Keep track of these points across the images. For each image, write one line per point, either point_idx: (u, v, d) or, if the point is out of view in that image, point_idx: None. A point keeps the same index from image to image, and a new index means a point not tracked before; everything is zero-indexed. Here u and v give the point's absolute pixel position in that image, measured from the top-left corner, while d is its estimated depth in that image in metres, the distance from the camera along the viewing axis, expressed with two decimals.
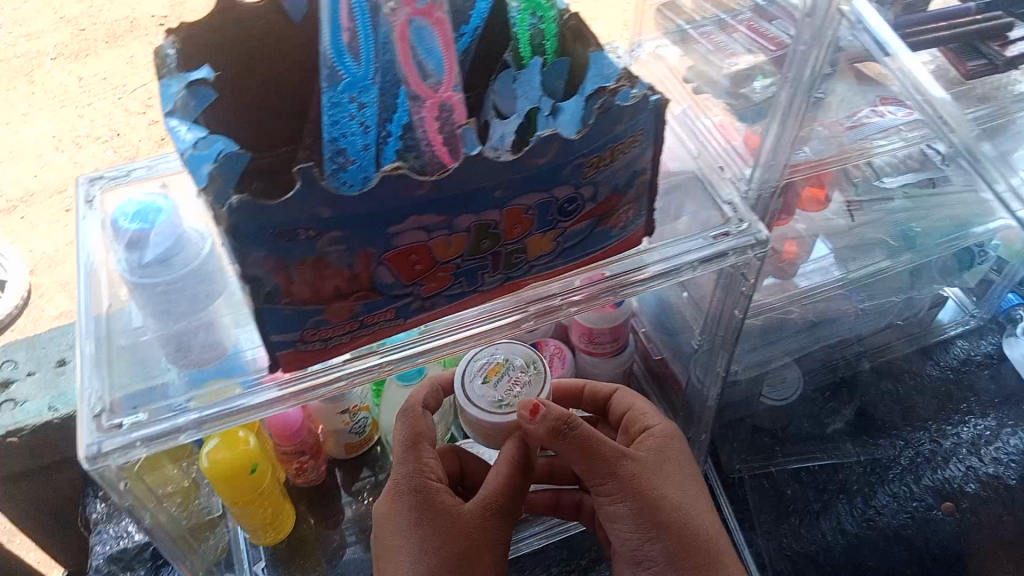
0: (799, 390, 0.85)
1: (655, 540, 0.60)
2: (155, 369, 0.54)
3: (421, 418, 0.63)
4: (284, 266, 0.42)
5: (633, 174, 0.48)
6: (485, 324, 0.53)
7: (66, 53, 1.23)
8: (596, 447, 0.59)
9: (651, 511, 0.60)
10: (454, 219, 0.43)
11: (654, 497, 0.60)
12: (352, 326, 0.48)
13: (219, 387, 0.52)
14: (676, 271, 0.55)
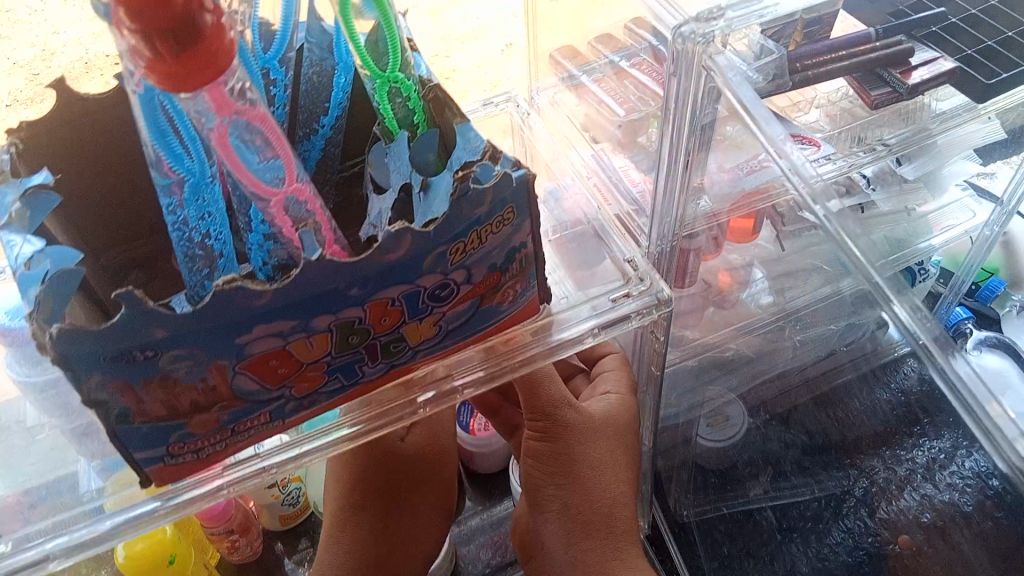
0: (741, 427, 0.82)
1: (558, 493, 0.63)
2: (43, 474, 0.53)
3: None
4: (129, 387, 0.40)
5: (511, 250, 0.45)
6: (382, 412, 0.49)
7: None
8: (542, 389, 0.60)
9: (566, 464, 0.62)
10: (308, 322, 0.40)
11: (573, 453, 0.62)
12: (223, 435, 0.45)
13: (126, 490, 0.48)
14: (578, 339, 0.52)
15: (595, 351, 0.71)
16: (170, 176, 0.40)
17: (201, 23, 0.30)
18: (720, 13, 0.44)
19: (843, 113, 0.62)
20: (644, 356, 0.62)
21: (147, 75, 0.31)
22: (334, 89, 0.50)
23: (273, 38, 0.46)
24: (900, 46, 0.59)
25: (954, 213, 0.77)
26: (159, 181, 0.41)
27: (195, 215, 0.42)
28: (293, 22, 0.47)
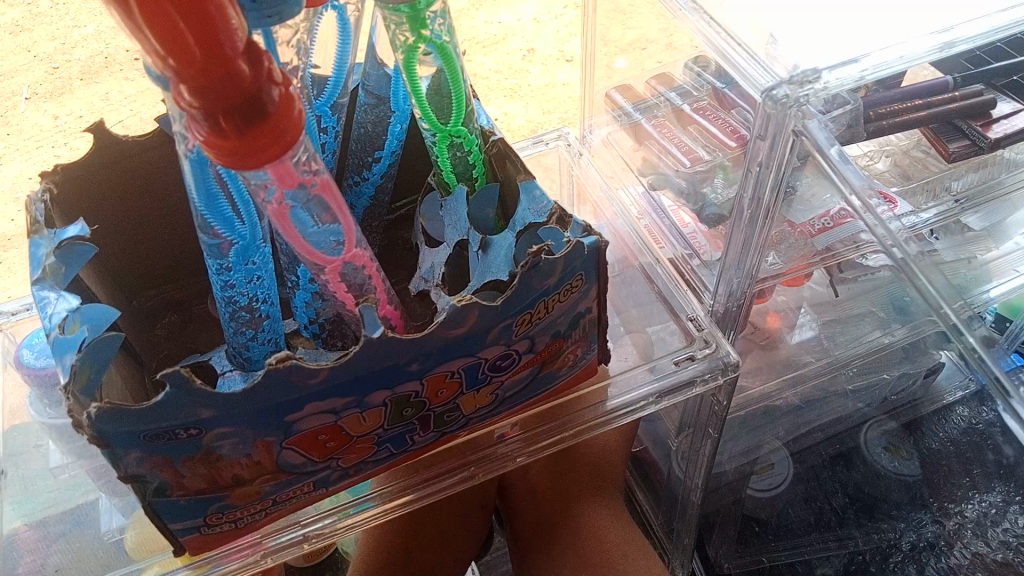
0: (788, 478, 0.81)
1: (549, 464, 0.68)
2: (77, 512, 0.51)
3: None
4: (169, 462, 0.37)
5: (576, 316, 0.42)
6: (428, 483, 0.47)
7: (42, 92, 1.03)
8: None
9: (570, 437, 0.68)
10: (364, 397, 0.37)
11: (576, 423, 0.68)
12: (263, 505, 0.42)
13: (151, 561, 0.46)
14: (637, 405, 0.49)
15: None
16: (220, 237, 0.38)
17: (268, 98, 0.28)
18: (816, 76, 0.41)
19: (916, 163, 0.60)
20: (701, 418, 0.59)
21: (202, 147, 0.29)
22: (388, 136, 0.47)
23: (326, 86, 0.43)
24: (981, 97, 0.57)
25: (1016, 262, 0.74)
26: (207, 242, 0.39)
27: (242, 279, 0.40)
28: (347, 67, 0.44)
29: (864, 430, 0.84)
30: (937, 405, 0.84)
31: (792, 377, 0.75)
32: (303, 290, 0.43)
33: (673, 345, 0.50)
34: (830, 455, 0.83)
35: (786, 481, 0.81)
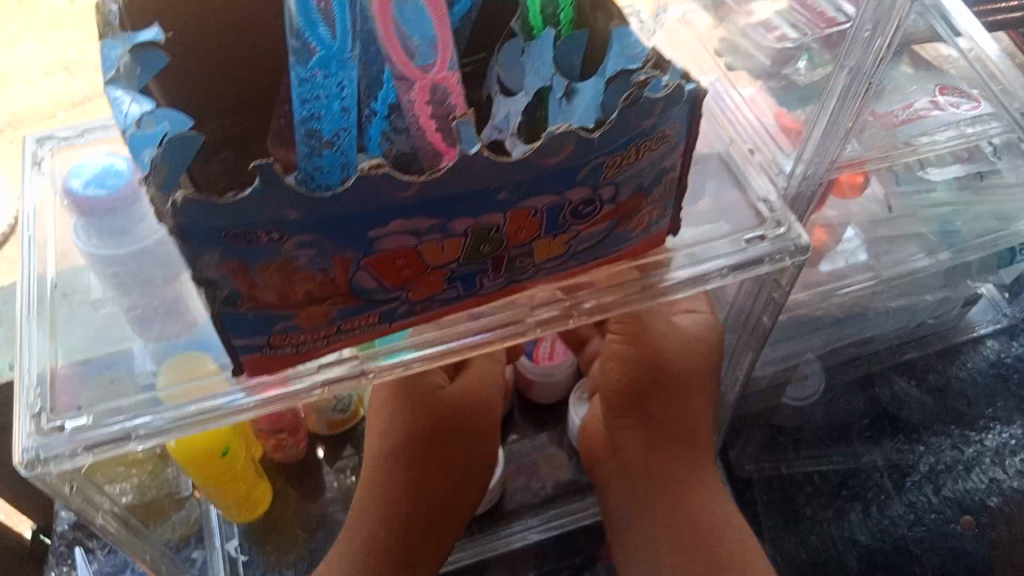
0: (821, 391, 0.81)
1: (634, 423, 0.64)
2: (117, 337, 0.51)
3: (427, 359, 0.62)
4: (244, 269, 0.36)
5: (660, 172, 0.41)
6: (478, 333, 0.46)
7: None
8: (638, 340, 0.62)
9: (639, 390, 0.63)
10: (448, 222, 0.36)
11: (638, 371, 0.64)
12: (327, 331, 0.41)
13: (197, 384, 0.45)
14: (707, 277, 0.48)
15: None
16: (306, 42, 0.38)
17: None
18: None
19: None
20: (755, 306, 0.57)
21: None
22: None
23: None
24: None
25: None
26: (294, 49, 0.38)
27: (320, 92, 0.38)
28: None
29: (892, 355, 0.84)
30: (966, 337, 0.85)
31: (836, 292, 0.74)
32: (377, 120, 0.40)
33: (744, 224, 0.50)
34: (855, 375, 0.83)
35: (808, 394, 0.82)
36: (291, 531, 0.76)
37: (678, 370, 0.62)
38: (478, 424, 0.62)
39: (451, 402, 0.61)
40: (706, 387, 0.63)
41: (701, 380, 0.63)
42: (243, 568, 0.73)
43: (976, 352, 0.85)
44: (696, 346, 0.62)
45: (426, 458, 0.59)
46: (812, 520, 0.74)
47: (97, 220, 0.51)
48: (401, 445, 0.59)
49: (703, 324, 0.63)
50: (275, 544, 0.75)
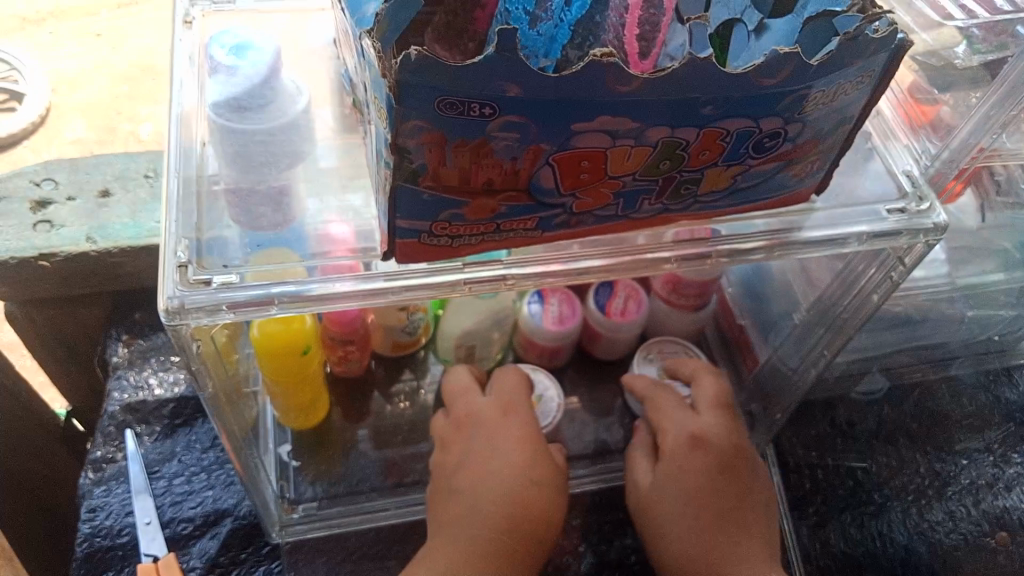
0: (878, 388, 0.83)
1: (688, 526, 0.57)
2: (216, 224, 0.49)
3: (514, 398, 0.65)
4: (442, 143, 0.36)
5: (841, 120, 0.41)
6: (596, 258, 0.47)
7: None
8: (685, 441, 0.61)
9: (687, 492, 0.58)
10: (647, 128, 0.36)
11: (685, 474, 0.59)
12: (487, 228, 0.41)
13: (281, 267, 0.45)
14: (843, 240, 0.49)
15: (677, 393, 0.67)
16: None
17: None
18: None
19: None
20: (865, 280, 0.57)
21: None
22: None
23: None
24: None
25: None
26: None
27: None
28: None
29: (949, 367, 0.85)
30: (1020, 361, 0.86)
31: (917, 293, 0.74)
32: (561, 26, 0.40)
33: (884, 196, 0.50)
34: (910, 381, 0.84)
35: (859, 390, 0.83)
36: (330, 451, 0.75)
37: (657, 513, 0.60)
38: (550, 489, 0.60)
39: (529, 465, 0.60)
40: (697, 502, 0.58)
41: (687, 505, 0.58)
42: (293, 474, 0.73)
43: None
44: (666, 475, 0.60)
45: (503, 512, 0.57)
46: (851, 511, 0.75)
47: (237, 92, 0.48)
48: (470, 504, 0.58)
49: (674, 446, 0.61)
50: (322, 458, 0.74)
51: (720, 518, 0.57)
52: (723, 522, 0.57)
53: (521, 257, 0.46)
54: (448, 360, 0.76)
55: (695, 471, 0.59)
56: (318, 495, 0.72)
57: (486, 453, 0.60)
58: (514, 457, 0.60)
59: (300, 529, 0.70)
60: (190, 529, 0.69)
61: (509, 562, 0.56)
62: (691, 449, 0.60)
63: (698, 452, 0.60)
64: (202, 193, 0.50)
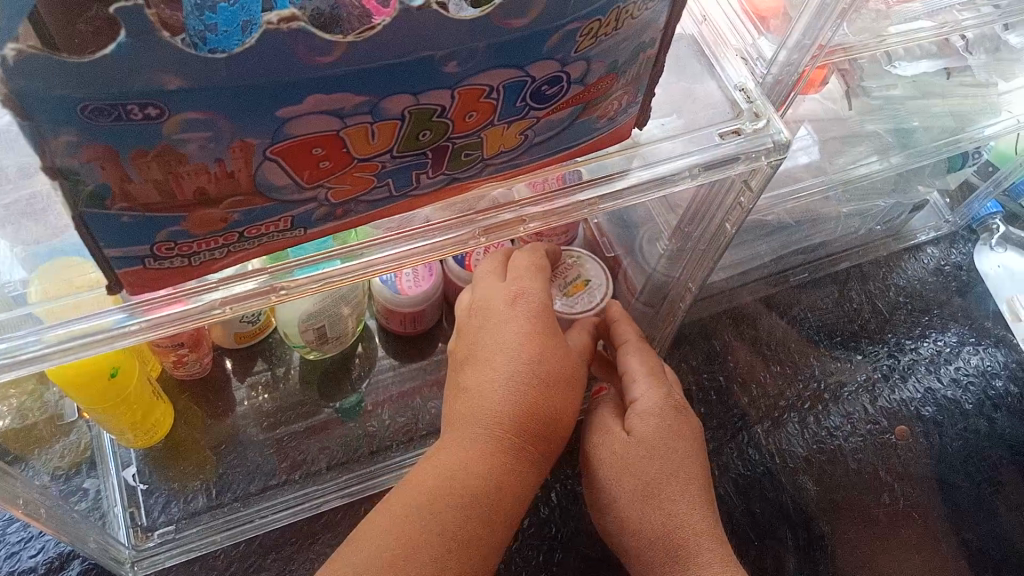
0: (764, 294, 0.79)
1: (680, 499, 0.56)
2: None
3: (525, 273, 0.53)
4: (113, 157, 0.27)
5: (638, 47, 0.34)
6: (439, 232, 0.41)
7: None
8: (680, 408, 0.60)
9: (681, 462, 0.57)
10: (380, 100, 0.28)
11: (680, 444, 0.58)
12: (227, 239, 0.33)
13: (73, 301, 0.38)
14: (675, 177, 0.42)
15: (629, 338, 0.63)
16: None
17: None
18: None
19: None
20: (717, 209, 0.51)
21: None
22: None
23: None
24: None
25: (1012, 102, 0.72)
26: None
27: None
28: None
29: (836, 262, 0.82)
30: (906, 245, 0.84)
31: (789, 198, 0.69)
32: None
33: (716, 116, 0.44)
34: (795, 282, 0.80)
35: (736, 304, 0.78)
36: (196, 452, 0.69)
37: (636, 483, 0.56)
38: (564, 386, 0.52)
39: (550, 359, 0.50)
40: (676, 471, 0.57)
41: (671, 475, 0.57)
42: (143, 497, 0.66)
43: (916, 260, 0.83)
44: (645, 439, 0.57)
45: (509, 419, 0.49)
46: (747, 431, 0.71)
47: None
48: (474, 407, 0.50)
49: (658, 407, 0.59)
50: (179, 471, 0.67)
51: (694, 489, 0.57)
52: (696, 497, 0.57)
53: (360, 244, 0.40)
54: (301, 346, 0.68)
55: (685, 438, 0.59)
56: (174, 517, 0.65)
57: (493, 349, 0.50)
58: (526, 353, 0.50)
59: (157, 557, 0.64)
60: None
61: (510, 474, 0.49)
62: (673, 414, 0.59)
63: (676, 420, 0.59)
64: None
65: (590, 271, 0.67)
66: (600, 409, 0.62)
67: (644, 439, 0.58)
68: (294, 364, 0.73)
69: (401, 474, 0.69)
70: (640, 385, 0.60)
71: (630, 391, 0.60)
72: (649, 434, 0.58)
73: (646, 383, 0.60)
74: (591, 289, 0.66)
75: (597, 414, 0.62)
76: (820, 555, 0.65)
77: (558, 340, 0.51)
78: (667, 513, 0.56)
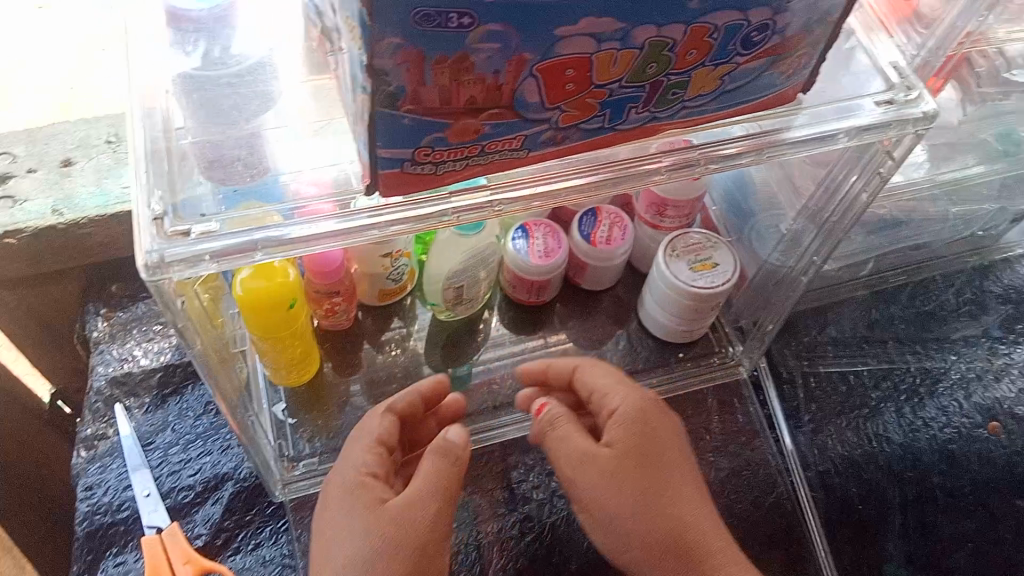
0: (863, 292, 0.83)
1: (677, 507, 0.59)
2: (193, 178, 0.45)
3: (353, 455, 0.60)
4: (420, 60, 0.34)
5: (828, 11, 0.40)
6: (612, 171, 0.47)
7: None
8: (650, 412, 0.63)
9: (667, 471, 0.60)
10: (633, 28, 0.35)
11: (662, 451, 0.61)
12: (471, 151, 0.40)
13: (254, 212, 0.43)
14: (832, 137, 0.48)
15: (597, 373, 0.66)
16: None
17: None
18: None
19: None
20: (856, 180, 0.56)
21: None
22: None
23: None
24: None
25: None
26: None
27: None
28: None
29: (933, 267, 0.85)
30: (1003, 256, 0.87)
31: (901, 194, 0.74)
32: None
33: (870, 89, 0.49)
34: (896, 284, 0.84)
35: (838, 298, 0.82)
36: (325, 400, 0.75)
37: (633, 495, 0.58)
38: (389, 560, 0.54)
39: (359, 545, 0.55)
40: (673, 477, 0.60)
41: (665, 477, 0.60)
42: (290, 431, 0.72)
43: (1013, 270, 0.86)
44: (630, 446, 0.60)
45: None
46: (848, 414, 0.75)
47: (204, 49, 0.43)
48: None
49: (636, 409, 0.62)
50: (319, 413, 0.74)
51: (690, 491, 0.60)
52: (692, 500, 0.60)
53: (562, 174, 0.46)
54: (438, 305, 0.74)
55: (666, 439, 0.62)
56: (317, 451, 0.72)
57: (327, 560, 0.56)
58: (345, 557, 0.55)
59: (303, 484, 0.70)
60: (191, 497, 0.69)
61: None
62: (652, 414, 0.63)
63: (656, 423, 0.62)
64: (171, 149, 0.45)
65: (721, 257, 0.72)
66: (560, 433, 0.62)
67: (634, 443, 0.60)
68: (423, 325, 0.79)
69: (514, 428, 0.74)
70: (615, 399, 0.63)
71: (609, 402, 0.63)
72: (634, 441, 0.60)
73: (621, 392, 0.63)
74: (716, 273, 0.71)
75: (562, 430, 0.62)
76: (923, 511, 0.70)
77: (364, 524, 0.56)
78: (670, 521, 0.58)
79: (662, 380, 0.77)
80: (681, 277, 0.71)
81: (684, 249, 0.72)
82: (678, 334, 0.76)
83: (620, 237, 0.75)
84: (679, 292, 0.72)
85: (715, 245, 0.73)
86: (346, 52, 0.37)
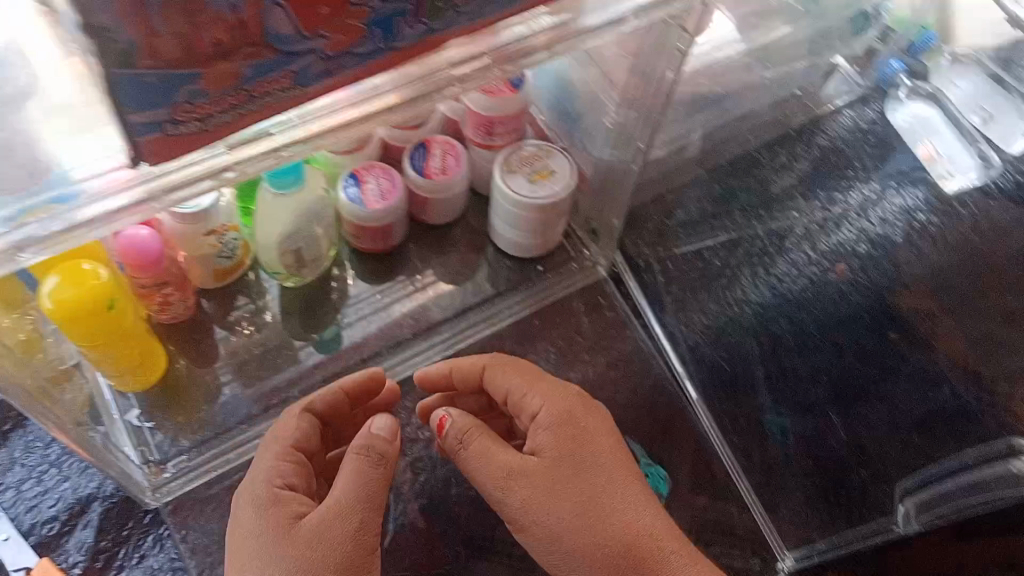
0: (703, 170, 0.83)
1: (625, 509, 0.56)
2: None
3: (265, 491, 0.54)
4: (140, 7, 0.30)
5: None
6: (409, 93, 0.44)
7: None
8: (578, 412, 0.60)
9: (604, 468, 0.58)
10: None
11: (596, 449, 0.58)
12: (238, 99, 0.36)
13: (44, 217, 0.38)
14: (618, 19, 0.47)
15: (513, 373, 0.62)
16: None
17: None
18: None
19: None
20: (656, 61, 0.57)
21: None
22: None
23: None
24: None
25: None
26: None
27: None
28: None
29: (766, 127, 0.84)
30: None
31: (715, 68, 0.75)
32: None
33: None
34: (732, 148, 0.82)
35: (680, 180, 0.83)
36: (188, 394, 0.70)
37: (576, 500, 0.56)
38: None
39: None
40: (603, 483, 0.57)
41: (606, 477, 0.57)
42: (150, 435, 0.68)
43: None
44: (563, 454, 0.57)
45: None
46: (708, 288, 0.78)
47: None
48: None
49: (561, 410, 0.59)
50: (179, 409, 0.69)
51: (635, 490, 0.58)
52: (636, 495, 0.58)
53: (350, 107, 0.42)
54: (280, 273, 0.70)
55: (599, 435, 0.59)
56: (184, 447, 0.68)
57: None
58: None
59: (173, 484, 0.66)
60: (57, 528, 0.64)
61: None
62: (578, 411, 0.60)
63: (586, 419, 0.59)
64: None
65: (557, 164, 0.71)
66: (480, 438, 0.58)
67: (569, 451, 0.57)
68: (273, 296, 0.74)
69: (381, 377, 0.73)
70: (537, 402, 0.60)
71: (530, 404, 0.60)
72: (568, 446, 0.57)
73: (541, 392, 0.60)
74: (554, 180, 0.70)
75: (477, 445, 0.58)
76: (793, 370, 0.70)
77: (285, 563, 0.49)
78: (619, 526, 0.56)
79: (529, 303, 0.77)
80: (521, 191, 0.69)
81: (518, 163, 0.70)
82: (533, 248, 0.76)
83: (455, 165, 0.72)
84: (521, 207, 0.70)
85: (549, 154, 0.71)
86: (60, 12, 0.32)
